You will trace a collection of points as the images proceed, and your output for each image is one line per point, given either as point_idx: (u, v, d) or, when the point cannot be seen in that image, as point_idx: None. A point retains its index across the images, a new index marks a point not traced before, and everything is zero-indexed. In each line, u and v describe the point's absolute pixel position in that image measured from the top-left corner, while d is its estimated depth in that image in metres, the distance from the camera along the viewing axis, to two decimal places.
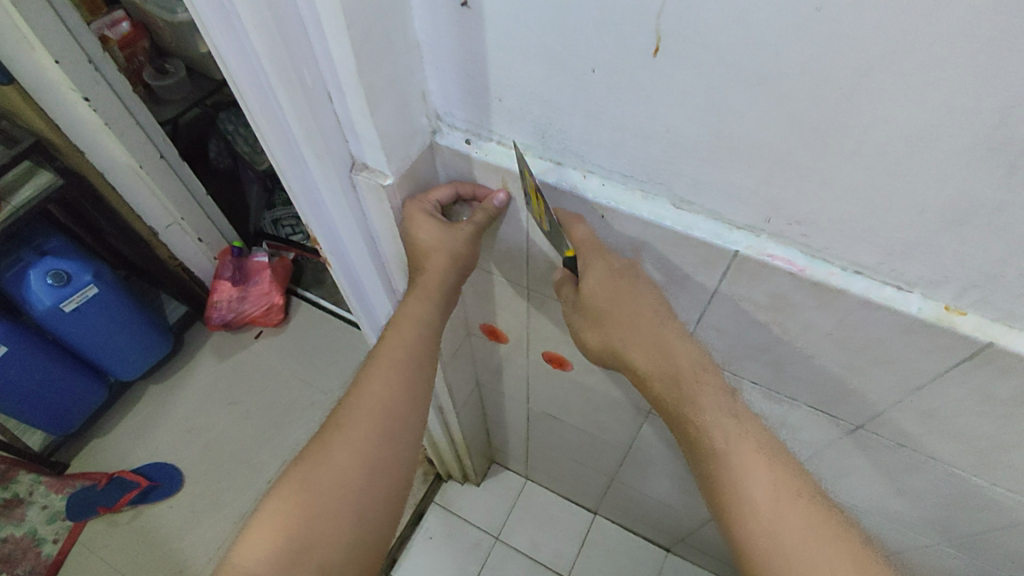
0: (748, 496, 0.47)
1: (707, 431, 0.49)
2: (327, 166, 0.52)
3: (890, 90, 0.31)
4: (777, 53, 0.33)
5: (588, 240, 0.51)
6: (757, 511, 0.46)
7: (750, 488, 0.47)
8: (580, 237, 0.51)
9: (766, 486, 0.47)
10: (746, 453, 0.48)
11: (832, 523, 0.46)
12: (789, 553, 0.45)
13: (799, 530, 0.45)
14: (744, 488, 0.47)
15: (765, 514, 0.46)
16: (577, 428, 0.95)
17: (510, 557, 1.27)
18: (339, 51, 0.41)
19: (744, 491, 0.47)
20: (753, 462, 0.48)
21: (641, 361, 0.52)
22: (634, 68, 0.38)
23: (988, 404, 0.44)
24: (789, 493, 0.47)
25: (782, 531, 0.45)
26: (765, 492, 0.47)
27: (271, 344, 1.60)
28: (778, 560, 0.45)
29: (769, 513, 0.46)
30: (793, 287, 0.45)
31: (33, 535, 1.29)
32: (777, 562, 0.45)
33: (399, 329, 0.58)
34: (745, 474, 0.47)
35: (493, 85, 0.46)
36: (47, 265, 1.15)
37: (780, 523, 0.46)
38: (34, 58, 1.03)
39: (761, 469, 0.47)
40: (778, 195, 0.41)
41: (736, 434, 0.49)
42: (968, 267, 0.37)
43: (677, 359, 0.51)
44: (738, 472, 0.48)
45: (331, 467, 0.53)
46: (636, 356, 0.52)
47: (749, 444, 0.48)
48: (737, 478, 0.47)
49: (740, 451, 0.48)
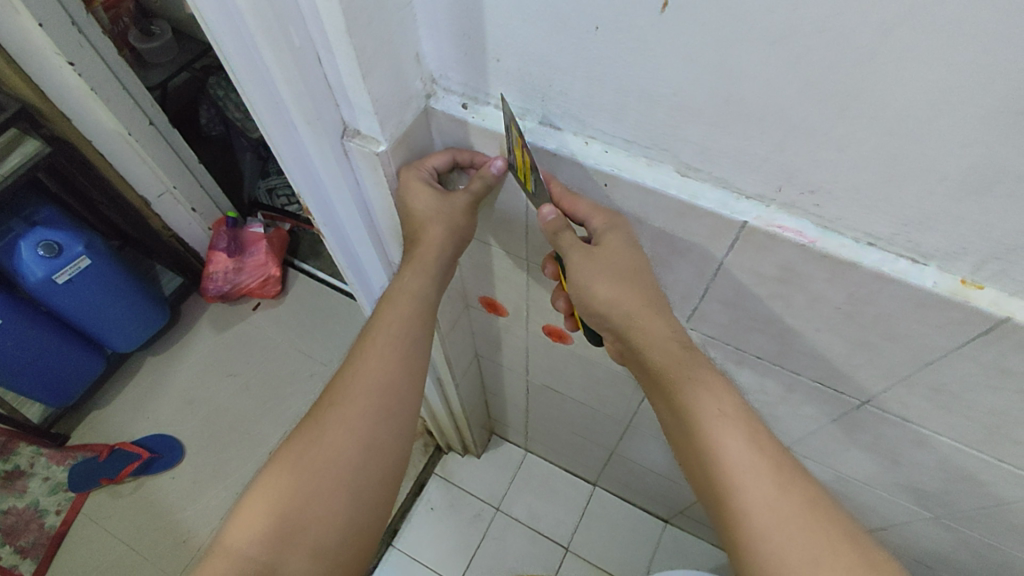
0: (734, 479, 0.47)
1: (697, 417, 0.48)
2: (319, 134, 0.50)
3: (915, 48, 0.29)
4: (794, 8, 0.31)
5: (592, 209, 0.49)
6: (743, 495, 0.46)
7: (735, 470, 0.47)
8: (581, 209, 0.50)
9: (751, 470, 0.46)
10: (731, 435, 0.47)
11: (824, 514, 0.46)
12: (777, 541, 0.44)
13: (788, 520, 0.45)
14: (729, 471, 0.47)
15: (756, 503, 0.46)
16: (578, 401, 0.94)
17: (511, 527, 1.28)
18: (328, 11, 0.39)
19: (729, 475, 0.47)
20: (739, 446, 0.47)
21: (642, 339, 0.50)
22: (640, 26, 0.36)
23: (999, 379, 0.43)
24: (777, 475, 0.46)
25: (773, 520, 0.45)
26: (749, 475, 0.46)
27: (268, 316, 1.59)
28: (771, 546, 0.44)
29: (754, 496, 0.46)
30: (803, 260, 0.43)
31: (35, 507, 1.31)
32: (770, 548, 0.44)
33: (394, 303, 0.57)
34: (733, 459, 0.47)
35: (491, 45, 0.44)
36: (37, 237, 1.13)
37: (771, 511, 0.45)
38: (15, 21, 0.99)
39: (747, 452, 0.47)
40: (791, 162, 0.39)
41: (725, 418, 0.48)
42: (988, 239, 0.36)
43: (666, 341, 0.49)
44: (724, 456, 0.47)
45: (325, 445, 0.52)
46: (637, 335, 0.50)
47: (736, 427, 0.48)
48: (723, 461, 0.47)
49: (730, 436, 0.47)
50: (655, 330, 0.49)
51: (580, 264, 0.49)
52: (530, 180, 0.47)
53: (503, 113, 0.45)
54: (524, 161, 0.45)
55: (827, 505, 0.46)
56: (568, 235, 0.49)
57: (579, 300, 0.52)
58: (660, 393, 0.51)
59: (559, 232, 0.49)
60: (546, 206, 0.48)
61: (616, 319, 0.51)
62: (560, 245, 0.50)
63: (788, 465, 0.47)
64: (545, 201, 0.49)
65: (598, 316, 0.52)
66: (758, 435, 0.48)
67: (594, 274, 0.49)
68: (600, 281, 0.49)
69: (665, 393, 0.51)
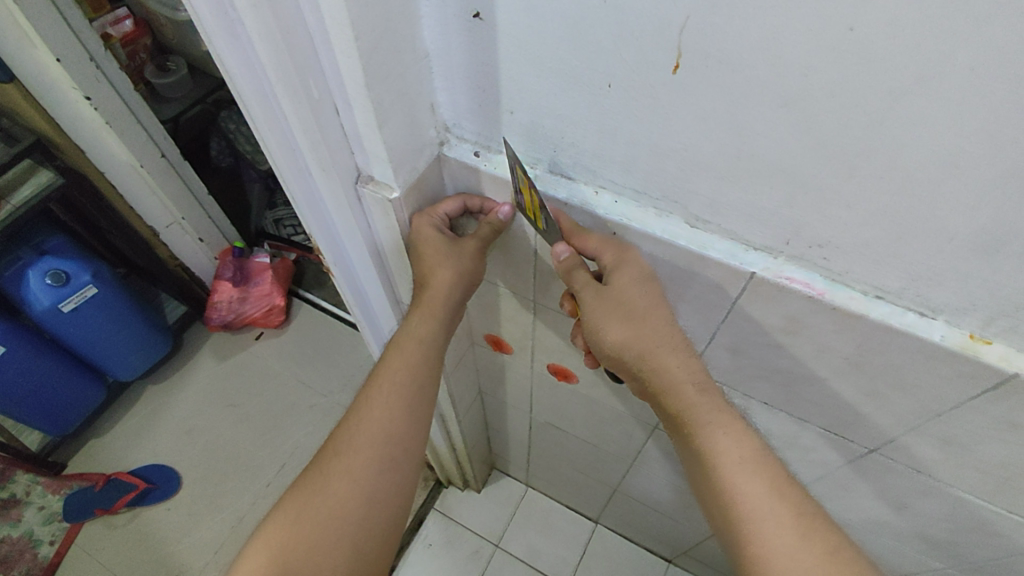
0: (753, 525, 0.46)
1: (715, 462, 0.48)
2: (335, 180, 0.51)
3: (916, 114, 0.30)
4: (802, 73, 0.32)
5: (601, 244, 0.49)
6: (762, 541, 0.46)
7: (750, 513, 0.47)
8: (593, 246, 0.49)
9: (766, 513, 0.46)
10: (747, 479, 0.47)
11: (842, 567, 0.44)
12: None
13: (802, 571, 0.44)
14: (746, 515, 0.47)
15: (772, 547, 0.45)
16: (580, 439, 0.94)
17: (509, 565, 1.26)
18: (348, 65, 0.40)
19: (750, 523, 0.46)
20: (756, 491, 0.47)
21: (668, 374, 0.50)
22: (652, 84, 0.37)
23: (1008, 432, 0.43)
24: (791, 517, 0.46)
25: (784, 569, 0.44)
26: (767, 520, 0.46)
27: (271, 345, 1.59)
28: None
29: (772, 540, 0.45)
30: (812, 311, 0.43)
31: (29, 537, 1.28)
32: None
33: (400, 348, 0.57)
34: (747, 503, 0.47)
35: (505, 98, 0.45)
36: (45, 265, 1.14)
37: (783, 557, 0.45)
38: (35, 56, 1.01)
39: (762, 496, 0.47)
40: (799, 217, 0.39)
41: (742, 463, 0.48)
42: (993, 295, 0.36)
43: (677, 380, 0.49)
44: (740, 499, 0.47)
45: (329, 494, 0.52)
46: (659, 370, 0.50)
47: (753, 469, 0.48)
48: (740, 506, 0.47)
49: (746, 478, 0.47)
50: (671, 369, 0.49)
51: (594, 304, 0.50)
52: (540, 218, 0.47)
53: (510, 153, 0.45)
54: (531, 200, 0.46)
55: (851, 554, 0.45)
56: (580, 274, 0.50)
57: (594, 341, 0.53)
58: (678, 435, 0.52)
59: (572, 271, 0.50)
60: (559, 244, 0.50)
61: (632, 360, 0.51)
62: (574, 285, 0.51)
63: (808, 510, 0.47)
64: (557, 239, 0.50)
65: (615, 360, 0.53)
66: (775, 477, 0.48)
67: (613, 314, 0.49)
68: (614, 323, 0.50)
69: (682, 433, 0.51)
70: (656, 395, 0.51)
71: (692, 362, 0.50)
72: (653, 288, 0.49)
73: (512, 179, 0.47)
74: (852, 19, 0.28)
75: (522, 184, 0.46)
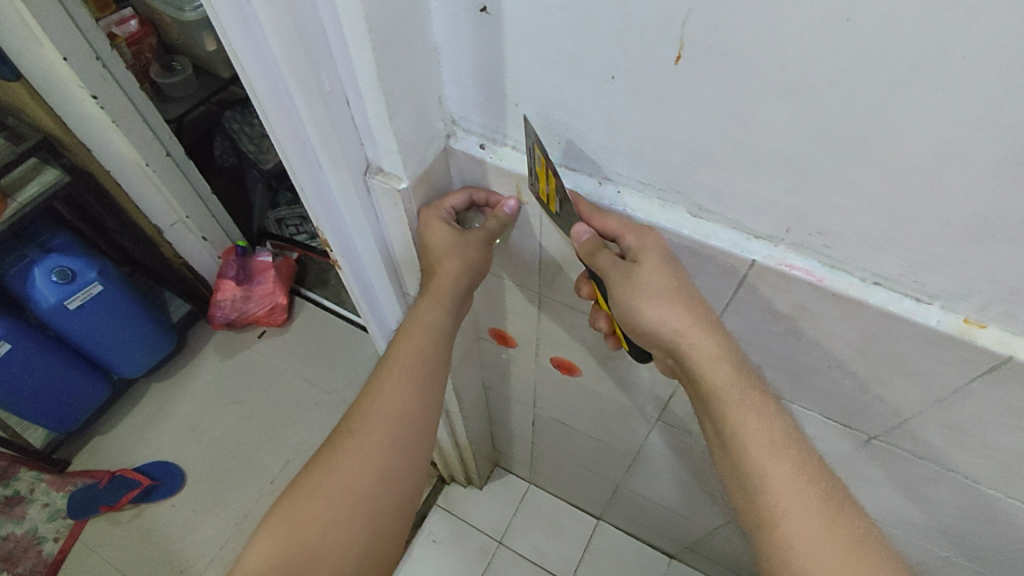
0: (779, 507, 0.47)
1: (740, 447, 0.50)
2: (344, 172, 0.52)
3: (915, 104, 0.31)
4: (805, 63, 0.32)
5: (621, 225, 0.48)
6: (785, 521, 0.47)
7: (778, 497, 0.48)
8: (613, 226, 0.48)
9: (795, 497, 0.47)
10: (778, 463, 0.48)
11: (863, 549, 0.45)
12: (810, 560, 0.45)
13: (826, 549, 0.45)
14: (770, 499, 0.48)
15: (795, 529, 0.46)
16: (585, 433, 0.95)
17: (513, 560, 1.27)
18: (360, 58, 0.41)
19: (775, 502, 0.48)
20: (784, 473, 0.48)
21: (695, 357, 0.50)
22: (656, 77, 0.38)
23: (1008, 416, 0.44)
24: (817, 498, 0.47)
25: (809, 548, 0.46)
26: (792, 503, 0.47)
27: (275, 344, 1.60)
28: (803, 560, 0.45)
29: (795, 521, 0.47)
30: (814, 298, 0.44)
31: (33, 534, 1.29)
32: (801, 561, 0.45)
33: (410, 334, 0.58)
34: (774, 485, 0.48)
35: (512, 91, 0.46)
36: (52, 263, 1.15)
37: (807, 537, 0.46)
38: (42, 56, 1.02)
39: (792, 480, 0.48)
40: (801, 205, 0.40)
41: (769, 447, 0.49)
42: (991, 281, 0.37)
43: (714, 367, 0.50)
44: (768, 480, 0.48)
45: (343, 473, 0.53)
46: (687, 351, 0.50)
47: (779, 452, 0.49)
48: (768, 489, 0.48)
49: (772, 462, 0.48)
50: (703, 349, 0.49)
51: (621, 285, 0.49)
52: (554, 202, 0.48)
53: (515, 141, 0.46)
54: (548, 182, 0.47)
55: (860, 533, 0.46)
56: (604, 255, 0.49)
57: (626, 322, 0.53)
58: (707, 417, 0.52)
59: (594, 253, 0.49)
60: (579, 226, 0.49)
61: (662, 337, 0.51)
62: (598, 266, 0.50)
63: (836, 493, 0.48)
64: (577, 221, 0.49)
65: (647, 336, 0.52)
66: (804, 462, 0.49)
67: (640, 297, 0.49)
68: (642, 304, 0.49)
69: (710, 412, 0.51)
70: (687, 367, 0.51)
71: (726, 346, 0.50)
72: (682, 271, 0.48)
73: (528, 165, 0.48)
74: (850, 10, 0.29)
75: (539, 165, 0.46)
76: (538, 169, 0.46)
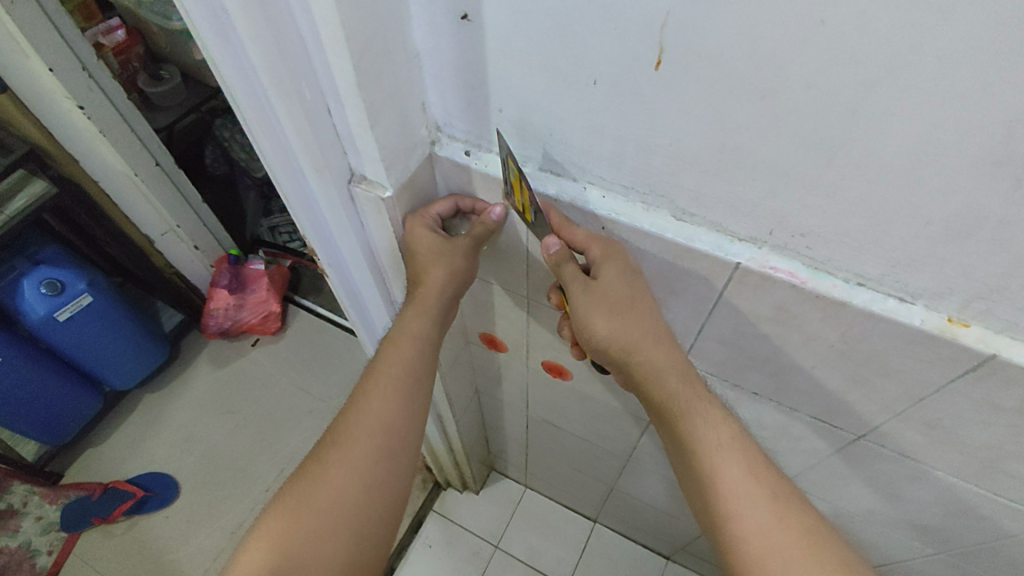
0: (729, 507, 0.48)
1: (693, 450, 0.50)
2: (327, 181, 0.52)
3: (889, 105, 0.31)
4: (778, 67, 0.33)
5: (590, 237, 0.50)
6: (737, 521, 0.47)
7: (728, 496, 0.48)
8: (580, 237, 0.50)
9: (745, 496, 0.48)
10: (726, 462, 0.49)
11: (817, 549, 0.46)
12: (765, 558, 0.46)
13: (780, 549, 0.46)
14: (726, 500, 0.48)
15: (746, 528, 0.47)
16: (577, 436, 0.94)
17: (510, 565, 1.26)
18: (339, 68, 0.41)
19: (726, 501, 0.48)
20: (738, 473, 0.49)
21: (649, 367, 0.51)
22: (635, 79, 0.38)
23: (992, 414, 0.44)
24: (767, 498, 0.48)
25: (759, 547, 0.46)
26: (743, 502, 0.48)
27: (268, 352, 1.60)
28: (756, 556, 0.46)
29: (750, 520, 0.47)
30: (796, 299, 0.44)
31: (27, 547, 1.28)
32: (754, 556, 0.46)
33: (396, 344, 0.58)
34: (726, 484, 0.49)
35: (494, 97, 0.46)
36: (41, 274, 1.14)
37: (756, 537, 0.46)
38: (29, 67, 1.02)
39: (744, 477, 0.49)
40: (782, 207, 0.41)
41: (721, 448, 0.49)
42: (970, 278, 0.37)
43: (666, 382, 0.51)
44: (720, 481, 0.49)
45: (328, 485, 0.52)
46: (642, 362, 0.51)
47: (729, 452, 0.49)
48: (720, 489, 0.49)
49: (723, 460, 0.49)
50: (654, 360, 0.51)
51: (581, 297, 0.51)
52: (530, 211, 0.48)
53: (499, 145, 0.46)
54: (523, 194, 0.47)
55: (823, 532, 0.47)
56: (569, 267, 0.51)
57: (581, 332, 0.54)
58: (660, 422, 0.53)
59: (560, 264, 0.51)
60: (549, 237, 0.50)
61: (617, 349, 0.52)
62: (563, 277, 0.51)
63: (786, 492, 0.49)
64: (546, 233, 0.51)
65: (602, 348, 0.54)
66: (758, 463, 0.49)
67: (597, 309, 0.50)
68: (600, 316, 0.51)
69: (665, 421, 0.52)
70: (640, 380, 0.53)
71: (675, 355, 0.51)
72: (640, 282, 0.50)
73: (505, 175, 0.48)
74: (821, 13, 0.29)
75: (512, 176, 0.47)
76: (512, 181, 0.47)
